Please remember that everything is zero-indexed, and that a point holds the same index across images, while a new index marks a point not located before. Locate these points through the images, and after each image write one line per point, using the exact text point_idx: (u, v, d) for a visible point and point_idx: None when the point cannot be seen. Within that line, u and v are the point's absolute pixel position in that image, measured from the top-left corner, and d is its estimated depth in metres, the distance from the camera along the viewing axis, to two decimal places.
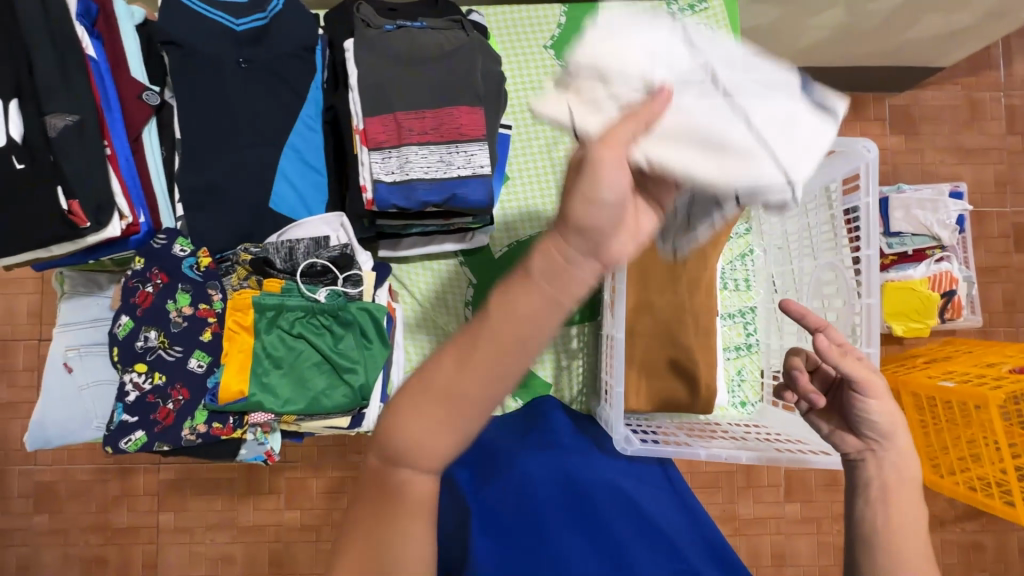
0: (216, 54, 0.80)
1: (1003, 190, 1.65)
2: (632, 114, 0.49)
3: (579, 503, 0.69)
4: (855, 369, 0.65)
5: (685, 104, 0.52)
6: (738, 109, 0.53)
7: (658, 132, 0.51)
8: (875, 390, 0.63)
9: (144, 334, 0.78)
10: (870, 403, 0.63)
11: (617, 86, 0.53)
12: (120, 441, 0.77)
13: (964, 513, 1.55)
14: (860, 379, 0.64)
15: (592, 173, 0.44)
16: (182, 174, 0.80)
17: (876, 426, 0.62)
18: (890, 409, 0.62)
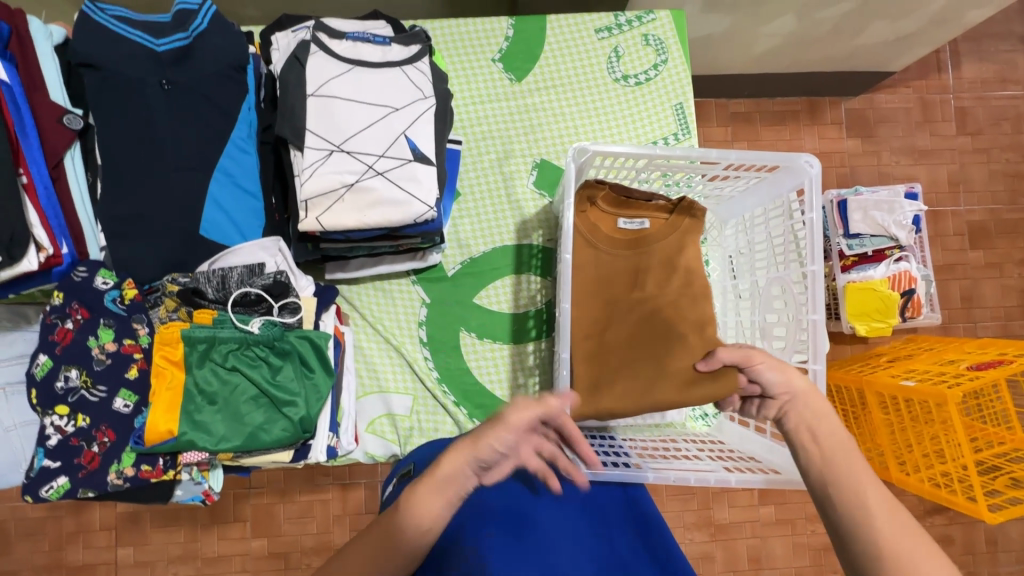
0: (137, 76, 0.76)
1: (957, 189, 1.69)
2: (345, 216, 0.78)
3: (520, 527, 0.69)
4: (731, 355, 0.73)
5: (363, 184, 0.78)
6: (392, 169, 0.79)
7: (363, 210, 0.79)
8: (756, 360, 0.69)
9: (65, 374, 0.74)
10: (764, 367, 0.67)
11: (333, 187, 0.78)
12: (40, 489, 0.72)
13: (932, 508, 1.57)
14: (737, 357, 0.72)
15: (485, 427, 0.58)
16: (104, 202, 0.76)
17: (780, 382, 0.65)
18: (781, 364, 0.67)
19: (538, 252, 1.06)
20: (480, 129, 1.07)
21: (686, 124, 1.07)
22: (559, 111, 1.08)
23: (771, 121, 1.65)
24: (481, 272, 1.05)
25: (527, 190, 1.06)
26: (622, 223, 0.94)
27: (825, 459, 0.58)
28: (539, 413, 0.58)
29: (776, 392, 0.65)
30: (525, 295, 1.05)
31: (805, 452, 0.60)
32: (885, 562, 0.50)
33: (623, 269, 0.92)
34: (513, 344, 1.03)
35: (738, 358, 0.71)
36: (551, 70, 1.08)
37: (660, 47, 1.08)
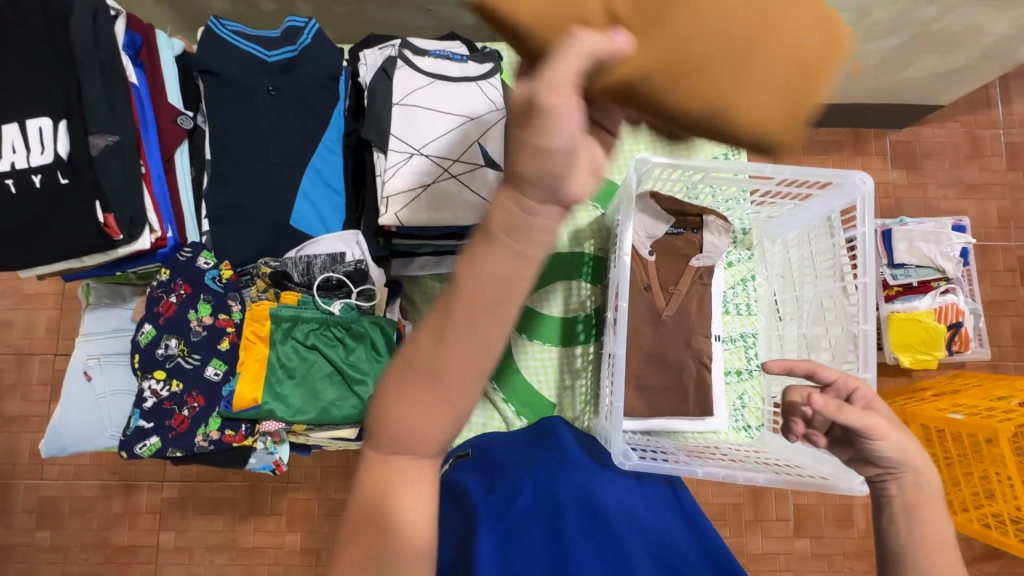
0: (249, 83, 0.86)
1: (1008, 225, 1.67)
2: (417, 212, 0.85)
3: (596, 522, 0.68)
4: (852, 420, 0.63)
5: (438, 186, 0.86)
6: (466, 173, 0.86)
7: (435, 210, 0.86)
8: (877, 430, 0.61)
9: (165, 342, 0.82)
10: (879, 442, 0.61)
11: (413, 187, 0.85)
12: (136, 446, 0.80)
13: (982, 554, 1.51)
14: (859, 425, 0.62)
15: (538, 144, 0.35)
16: (211, 193, 0.85)
17: (896, 456, 0.59)
18: (900, 441, 0.60)
19: (590, 260, 1.11)
20: None
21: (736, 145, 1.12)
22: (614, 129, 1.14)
23: (814, 151, 1.68)
24: (534, 277, 1.10)
25: (581, 202, 1.12)
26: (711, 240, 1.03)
27: (912, 532, 0.54)
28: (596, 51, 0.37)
29: (884, 463, 0.60)
30: (575, 300, 1.10)
31: (892, 522, 0.56)
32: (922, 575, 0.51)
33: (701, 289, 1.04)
34: (561, 347, 1.08)
35: (851, 423, 0.62)
36: None
37: None
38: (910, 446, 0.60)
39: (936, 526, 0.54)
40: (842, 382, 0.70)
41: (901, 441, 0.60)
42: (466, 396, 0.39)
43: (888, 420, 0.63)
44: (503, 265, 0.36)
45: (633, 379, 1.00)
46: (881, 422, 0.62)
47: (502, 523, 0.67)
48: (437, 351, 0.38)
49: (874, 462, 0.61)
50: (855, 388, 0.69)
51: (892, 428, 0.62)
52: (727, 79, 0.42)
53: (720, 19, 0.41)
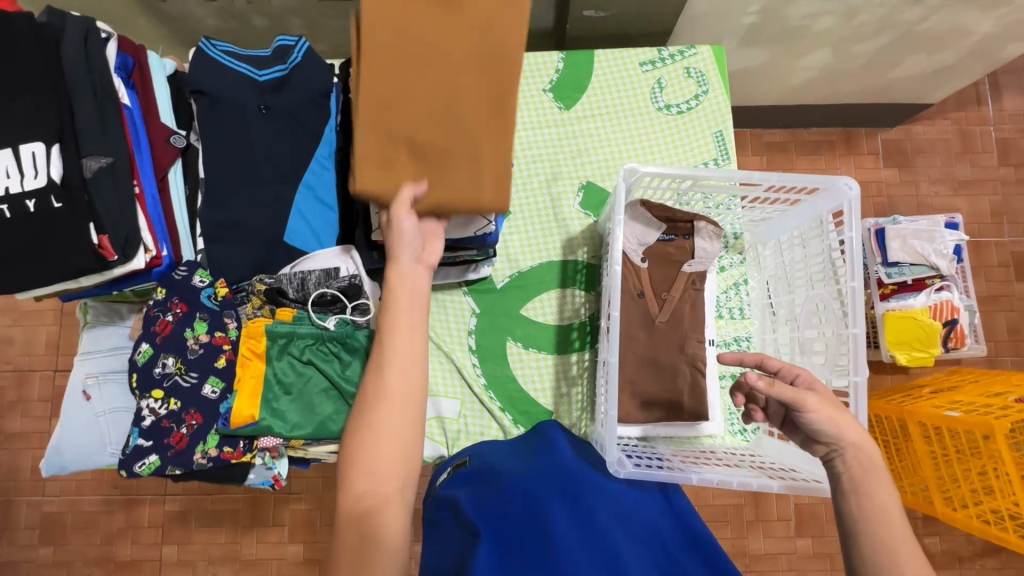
0: (240, 101, 0.87)
1: (1000, 220, 1.68)
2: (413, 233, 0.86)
3: (586, 524, 0.70)
4: (783, 394, 0.73)
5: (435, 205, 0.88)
6: None
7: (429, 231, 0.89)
8: (806, 403, 0.72)
9: (162, 361, 0.82)
10: (808, 416, 0.72)
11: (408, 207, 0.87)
12: (135, 464, 0.80)
13: (982, 549, 1.52)
14: (790, 399, 0.72)
15: (399, 228, 0.77)
16: (205, 211, 0.86)
17: (829, 432, 0.71)
18: (828, 413, 0.72)
19: (583, 267, 1.12)
20: (530, 152, 1.15)
21: (725, 150, 1.13)
22: (604, 137, 1.15)
23: (807, 151, 1.69)
24: (528, 285, 1.11)
25: (573, 210, 1.13)
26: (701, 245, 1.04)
27: (861, 506, 0.66)
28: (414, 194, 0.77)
29: (825, 439, 0.72)
30: (569, 308, 1.11)
31: (844, 496, 0.68)
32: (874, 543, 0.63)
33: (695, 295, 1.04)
34: (556, 355, 1.09)
35: (784, 399, 0.73)
36: (598, 100, 1.16)
37: (701, 79, 1.15)
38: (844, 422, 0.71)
39: (877, 496, 0.66)
40: (786, 369, 0.79)
41: (836, 419, 0.71)
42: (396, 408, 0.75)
43: (821, 398, 0.73)
44: (404, 311, 0.78)
45: (629, 385, 1.01)
46: (813, 396, 0.72)
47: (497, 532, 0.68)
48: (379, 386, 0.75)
49: (818, 440, 0.72)
50: (798, 373, 0.78)
51: (823, 405, 0.72)
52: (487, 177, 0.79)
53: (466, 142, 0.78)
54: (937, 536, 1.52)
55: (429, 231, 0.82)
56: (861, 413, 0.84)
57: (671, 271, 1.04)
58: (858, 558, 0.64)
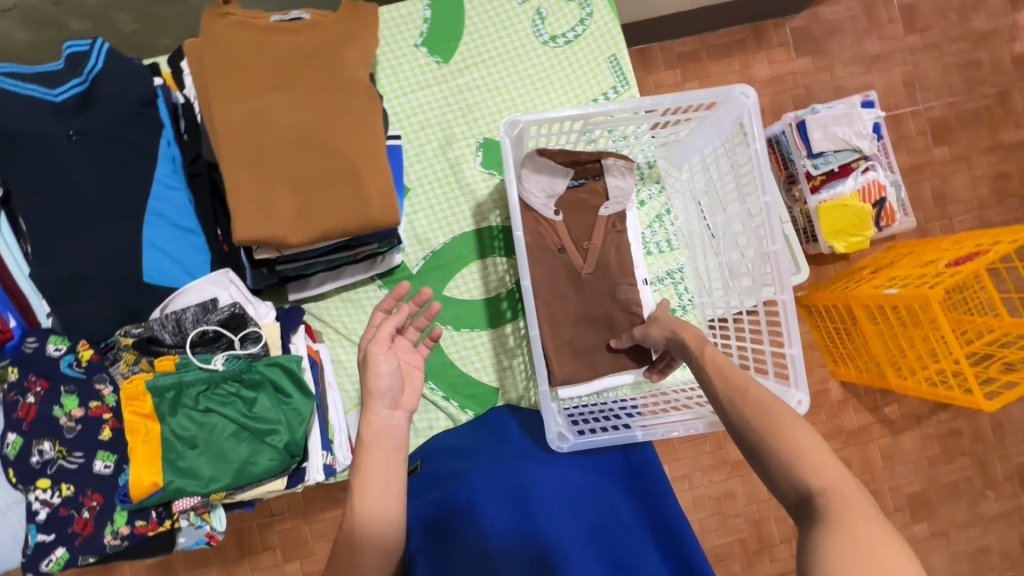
0: (41, 132, 0.72)
1: (913, 89, 1.67)
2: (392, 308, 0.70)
3: (521, 510, 0.69)
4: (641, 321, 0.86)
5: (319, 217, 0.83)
6: None
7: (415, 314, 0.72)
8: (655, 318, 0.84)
9: (38, 448, 0.72)
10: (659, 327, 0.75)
11: None
12: (40, 563, 0.72)
13: (936, 406, 1.61)
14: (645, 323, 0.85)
15: (373, 369, 0.65)
16: (38, 268, 0.73)
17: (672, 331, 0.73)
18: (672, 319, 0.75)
19: (499, 232, 1.05)
20: (417, 118, 1.04)
21: (623, 75, 1.05)
22: (492, 86, 1.05)
23: (718, 56, 1.61)
24: (446, 263, 1.03)
25: (476, 173, 1.04)
26: (611, 184, 0.97)
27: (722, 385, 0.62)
28: (398, 321, 0.69)
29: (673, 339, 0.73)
30: (494, 277, 1.04)
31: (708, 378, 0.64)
32: (756, 415, 0.56)
33: (618, 234, 0.99)
34: (490, 329, 1.03)
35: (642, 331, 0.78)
36: (477, 45, 1.04)
37: (583, 1, 1.05)
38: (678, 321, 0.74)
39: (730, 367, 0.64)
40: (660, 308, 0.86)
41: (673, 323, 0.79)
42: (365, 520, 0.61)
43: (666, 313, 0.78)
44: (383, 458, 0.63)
45: (568, 345, 0.96)
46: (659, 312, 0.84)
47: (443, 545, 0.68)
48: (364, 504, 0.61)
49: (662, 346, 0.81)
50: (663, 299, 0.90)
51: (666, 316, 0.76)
52: (356, 183, 0.78)
53: (323, 158, 0.78)
54: (895, 403, 1.60)
55: (410, 369, 0.69)
56: (791, 324, 0.82)
57: (589, 218, 0.98)
58: (739, 427, 0.58)
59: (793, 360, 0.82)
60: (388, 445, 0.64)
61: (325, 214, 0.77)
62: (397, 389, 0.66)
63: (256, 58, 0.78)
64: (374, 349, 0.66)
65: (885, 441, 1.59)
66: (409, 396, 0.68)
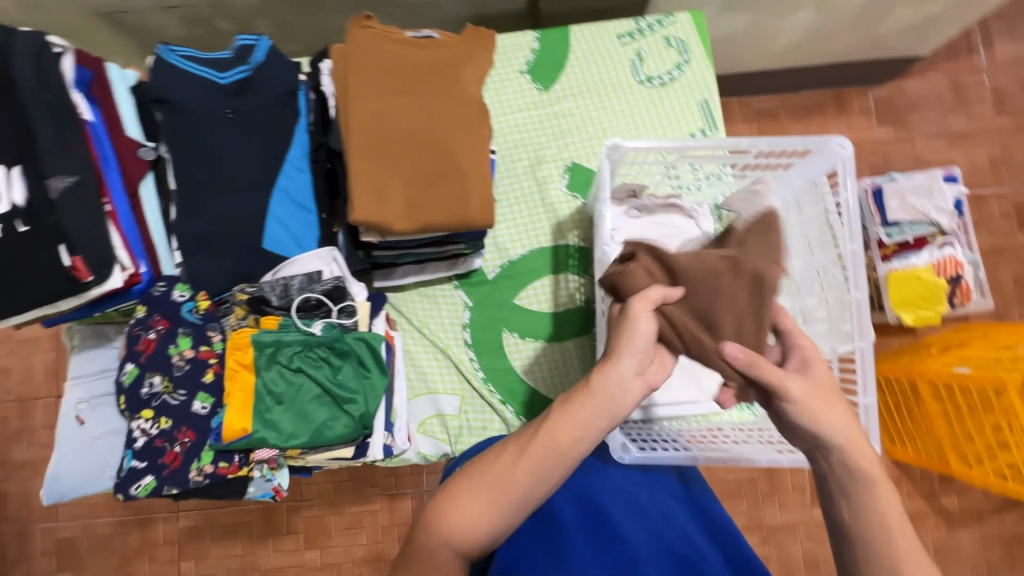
0: (204, 108, 0.84)
1: (999, 171, 1.64)
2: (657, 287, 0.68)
3: (597, 530, 0.69)
4: (766, 380, 0.61)
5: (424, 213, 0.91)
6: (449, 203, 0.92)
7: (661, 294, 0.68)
8: (818, 411, 0.60)
9: (149, 381, 0.80)
10: (790, 407, 0.60)
11: None
12: (131, 487, 0.79)
13: (1001, 505, 1.50)
14: (773, 387, 0.61)
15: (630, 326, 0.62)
16: (180, 223, 0.84)
17: (809, 430, 0.60)
18: (816, 411, 0.60)
19: (575, 251, 1.09)
20: (513, 138, 1.12)
21: (713, 120, 1.10)
22: (586, 116, 1.12)
23: (798, 116, 1.64)
24: (521, 274, 1.09)
25: (560, 194, 1.10)
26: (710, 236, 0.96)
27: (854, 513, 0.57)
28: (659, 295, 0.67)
29: (801, 434, 0.60)
30: (564, 293, 1.08)
31: (837, 500, 0.59)
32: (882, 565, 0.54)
33: None
34: (553, 342, 1.06)
35: (765, 382, 0.61)
36: (577, 78, 1.12)
37: (682, 48, 1.11)
38: (832, 420, 0.59)
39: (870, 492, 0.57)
40: (789, 339, 0.67)
41: (820, 412, 0.59)
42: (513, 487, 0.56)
43: (810, 386, 0.61)
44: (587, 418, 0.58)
45: None
46: (795, 382, 0.60)
47: (515, 548, 0.65)
48: (515, 463, 0.56)
49: (799, 436, 0.61)
50: (793, 348, 0.66)
51: (813, 399, 0.60)
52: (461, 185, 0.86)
53: (435, 159, 0.86)
54: (954, 494, 1.50)
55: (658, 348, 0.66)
56: (868, 377, 0.84)
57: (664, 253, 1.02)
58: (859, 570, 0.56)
59: (867, 411, 0.83)
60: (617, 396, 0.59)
61: (430, 209, 0.85)
62: (646, 359, 0.61)
63: (390, 64, 0.88)
64: (635, 307, 0.63)
65: (940, 533, 1.49)
66: (655, 373, 0.63)
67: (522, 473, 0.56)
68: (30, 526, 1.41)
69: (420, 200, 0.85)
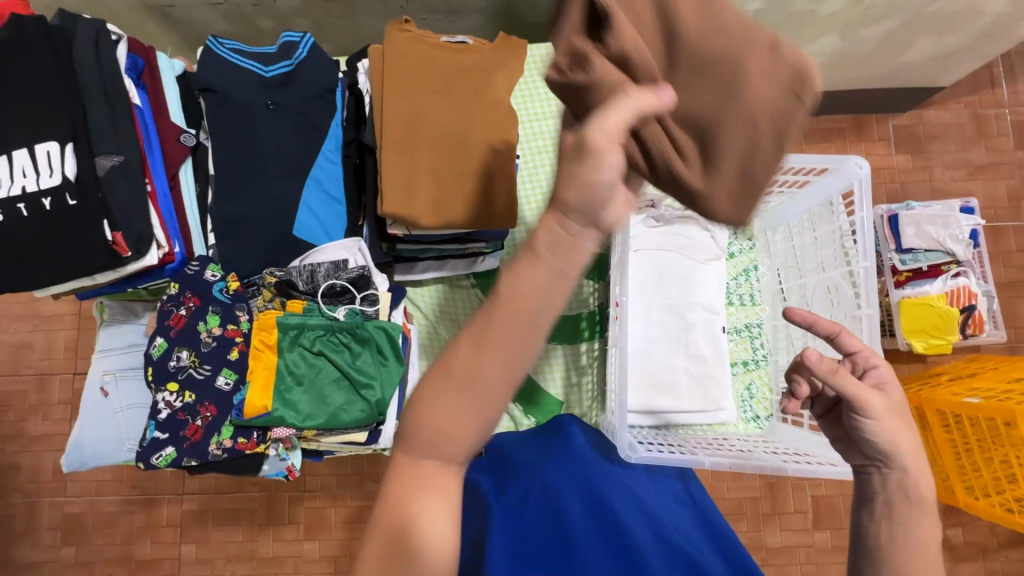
0: (247, 98, 0.88)
1: (1018, 205, 1.65)
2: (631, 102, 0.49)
3: (599, 511, 0.71)
4: (851, 388, 0.61)
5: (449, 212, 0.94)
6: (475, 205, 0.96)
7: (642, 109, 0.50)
8: (896, 433, 0.58)
9: (177, 354, 0.84)
10: (868, 420, 0.59)
11: None
12: (152, 456, 0.81)
13: (1007, 540, 1.48)
14: (856, 396, 0.60)
15: (590, 169, 0.44)
16: (216, 206, 0.88)
17: (882, 449, 0.58)
18: (893, 426, 0.58)
19: (591, 257, 1.12)
20: (537, 144, 1.15)
21: None
22: None
23: (816, 139, 1.66)
24: None
25: None
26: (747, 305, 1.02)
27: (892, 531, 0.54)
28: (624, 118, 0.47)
29: (871, 452, 0.59)
30: (579, 298, 1.10)
31: (873, 521, 0.55)
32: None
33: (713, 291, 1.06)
34: (564, 344, 1.08)
35: (844, 394, 0.61)
36: None
37: None
38: (904, 437, 0.58)
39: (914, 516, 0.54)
40: (862, 356, 0.67)
41: (899, 436, 0.58)
42: (490, 390, 0.44)
43: (888, 403, 0.61)
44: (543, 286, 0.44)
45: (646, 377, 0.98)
46: (876, 399, 0.60)
47: (522, 540, 0.66)
48: (477, 357, 0.44)
49: (861, 450, 0.60)
50: (874, 367, 0.66)
51: (889, 413, 0.60)
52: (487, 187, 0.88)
53: (463, 160, 0.89)
54: (960, 527, 1.49)
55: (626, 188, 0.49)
56: None
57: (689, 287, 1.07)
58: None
59: None
60: (562, 261, 0.44)
61: (457, 209, 0.88)
62: (606, 209, 0.45)
63: (424, 67, 0.91)
64: (597, 140, 0.45)
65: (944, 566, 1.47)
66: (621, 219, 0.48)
67: (493, 368, 0.44)
68: (40, 499, 1.44)
69: (447, 199, 0.88)
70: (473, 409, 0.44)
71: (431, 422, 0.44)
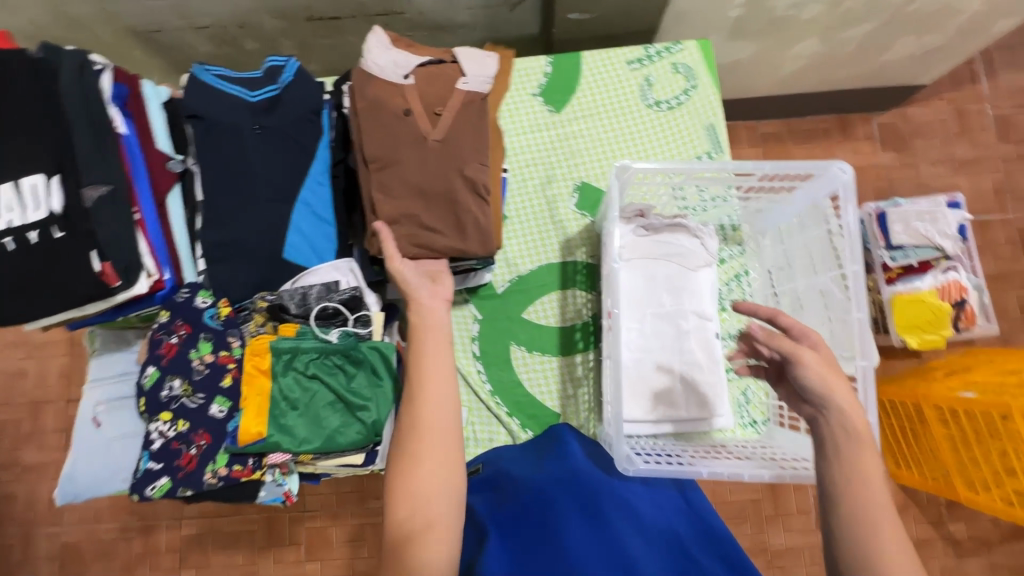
0: (233, 122, 0.88)
1: (1003, 197, 1.66)
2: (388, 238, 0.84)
3: (593, 520, 0.70)
4: (782, 345, 0.71)
5: None
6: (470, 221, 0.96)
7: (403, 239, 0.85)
8: (831, 380, 0.67)
9: (169, 384, 0.84)
10: (801, 370, 0.69)
11: None
12: (146, 487, 0.81)
13: (1009, 533, 1.48)
14: (788, 350, 0.70)
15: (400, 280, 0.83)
16: (206, 231, 0.88)
17: (818, 392, 0.67)
18: (825, 374, 0.67)
19: (583, 268, 1.12)
20: (524, 158, 1.16)
21: (718, 142, 1.14)
22: (596, 137, 1.16)
23: (802, 140, 1.68)
24: (529, 288, 1.11)
25: (570, 212, 1.14)
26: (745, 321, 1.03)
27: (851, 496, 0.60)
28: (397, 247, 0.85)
29: (812, 401, 0.68)
30: (572, 309, 1.11)
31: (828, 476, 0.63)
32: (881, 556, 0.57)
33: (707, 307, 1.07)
34: (558, 355, 1.08)
35: (783, 352, 0.71)
36: (588, 101, 1.16)
37: (690, 74, 1.16)
38: (838, 385, 0.67)
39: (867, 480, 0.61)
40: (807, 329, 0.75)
41: (831, 381, 0.67)
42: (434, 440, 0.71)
43: (822, 357, 0.70)
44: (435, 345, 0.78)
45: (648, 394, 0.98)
46: (809, 352, 0.69)
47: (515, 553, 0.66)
48: (420, 412, 0.72)
49: (805, 401, 0.69)
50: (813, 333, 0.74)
51: (824, 366, 0.69)
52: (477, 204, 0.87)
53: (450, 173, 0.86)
54: (962, 521, 1.48)
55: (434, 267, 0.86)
56: (869, 397, 0.85)
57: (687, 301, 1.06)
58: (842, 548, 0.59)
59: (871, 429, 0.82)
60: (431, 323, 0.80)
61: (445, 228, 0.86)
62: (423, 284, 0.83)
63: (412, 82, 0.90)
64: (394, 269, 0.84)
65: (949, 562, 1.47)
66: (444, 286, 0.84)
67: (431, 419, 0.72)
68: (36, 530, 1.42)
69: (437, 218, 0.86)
70: (432, 457, 0.69)
71: (408, 482, 0.67)
